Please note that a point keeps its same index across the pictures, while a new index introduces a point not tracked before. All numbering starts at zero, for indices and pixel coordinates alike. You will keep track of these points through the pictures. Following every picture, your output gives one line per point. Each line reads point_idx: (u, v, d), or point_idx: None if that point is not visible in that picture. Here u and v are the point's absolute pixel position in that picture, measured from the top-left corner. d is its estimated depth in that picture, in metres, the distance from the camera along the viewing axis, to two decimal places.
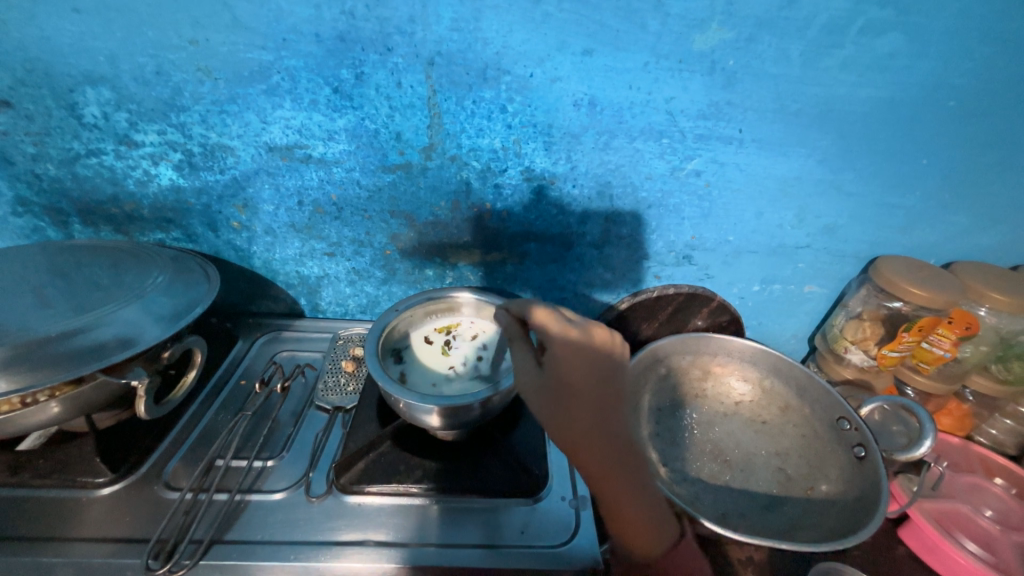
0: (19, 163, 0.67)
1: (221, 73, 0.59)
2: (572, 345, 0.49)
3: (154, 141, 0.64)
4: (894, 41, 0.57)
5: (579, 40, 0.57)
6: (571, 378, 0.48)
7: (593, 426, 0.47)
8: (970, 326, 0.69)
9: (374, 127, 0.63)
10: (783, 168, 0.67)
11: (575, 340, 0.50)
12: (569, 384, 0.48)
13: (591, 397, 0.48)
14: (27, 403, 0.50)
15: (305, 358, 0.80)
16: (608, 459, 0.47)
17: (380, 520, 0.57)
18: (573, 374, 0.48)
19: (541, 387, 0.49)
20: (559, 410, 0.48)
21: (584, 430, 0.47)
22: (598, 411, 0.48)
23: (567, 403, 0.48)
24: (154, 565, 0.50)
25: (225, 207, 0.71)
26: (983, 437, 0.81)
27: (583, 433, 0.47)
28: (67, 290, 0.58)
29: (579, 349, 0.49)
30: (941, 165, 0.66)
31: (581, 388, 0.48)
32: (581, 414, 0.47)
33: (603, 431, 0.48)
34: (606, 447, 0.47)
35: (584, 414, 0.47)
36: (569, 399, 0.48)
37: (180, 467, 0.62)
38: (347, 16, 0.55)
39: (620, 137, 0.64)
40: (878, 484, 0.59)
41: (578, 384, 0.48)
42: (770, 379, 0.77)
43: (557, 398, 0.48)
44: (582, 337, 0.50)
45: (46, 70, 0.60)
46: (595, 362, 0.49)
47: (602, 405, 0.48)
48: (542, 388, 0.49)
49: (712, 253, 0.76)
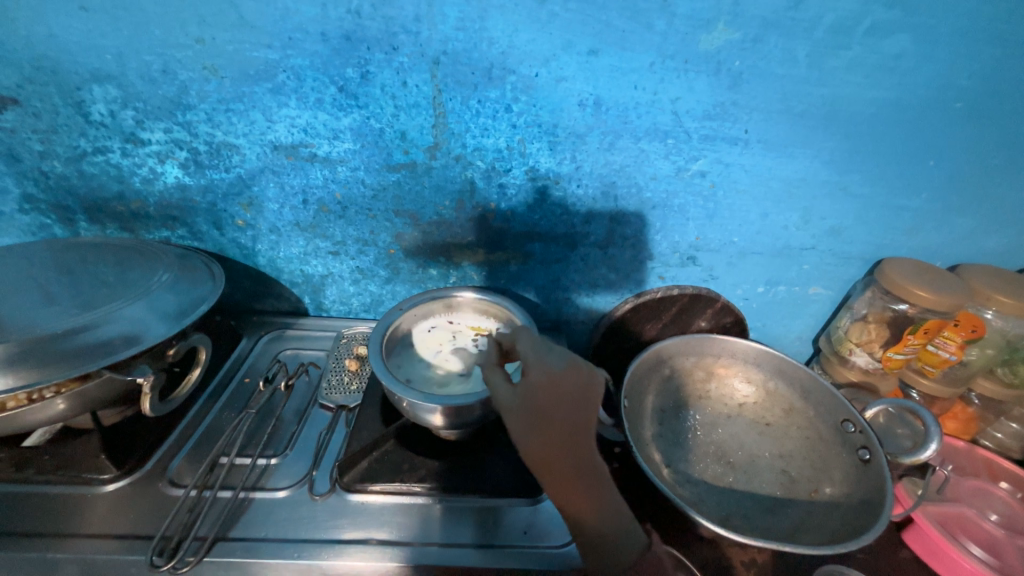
0: (26, 160, 0.67)
1: (227, 72, 0.59)
2: (550, 373, 0.49)
3: (160, 139, 0.65)
4: (902, 42, 0.56)
5: (584, 40, 0.57)
6: (546, 401, 0.48)
7: (562, 448, 0.47)
8: (977, 330, 0.69)
9: (378, 126, 0.63)
10: (788, 169, 0.66)
11: (551, 370, 0.49)
12: (542, 408, 0.48)
13: (563, 420, 0.48)
14: (33, 400, 0.50)
15: (308, 357, 0.80)
16: (576, 479, 0.47)
17: (384, 518, 0.57)
18: (547, 398, 0.48)
19: (513, 409, 0.48)
20: (531, 432, 0.47)
21: (552, 452, 0.47)
22: (569, 434, 0.48)
23: (539, 425, 0.47)
24: (158, 562, 0.51)
25: (229, 206, 0.71)
26: (988, 440, 0.81)
27: (552, 454, 0.47)
28: (73, 287, 0.58)
29: (555, 377, 0.49)
30: (949, 166, 0.66)
31: (554, 412, 0.48)
32: (552, 437, 0.47)
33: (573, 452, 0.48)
34: (573, 467, 0.48)
35: (556, 435, 0.47)
36: (541, 421, 0.47)
37: (184, 464, 0.62)
38: (352, 15, 0.55)
39: (625, 137, 0.63)
40: (883, 487, 0.59)
41: (552, 406, 0.48)
42: (774, 381, 0.77)
43: (528, 419, 0.47)
44: (560, 367, 0.49)
45: (53, 68, 0.60)
46: (570, 390, 0.49)
47: (574, 427, 0.48)
48: (515, 411, 0.48)
49: (717, 254, 0.75)
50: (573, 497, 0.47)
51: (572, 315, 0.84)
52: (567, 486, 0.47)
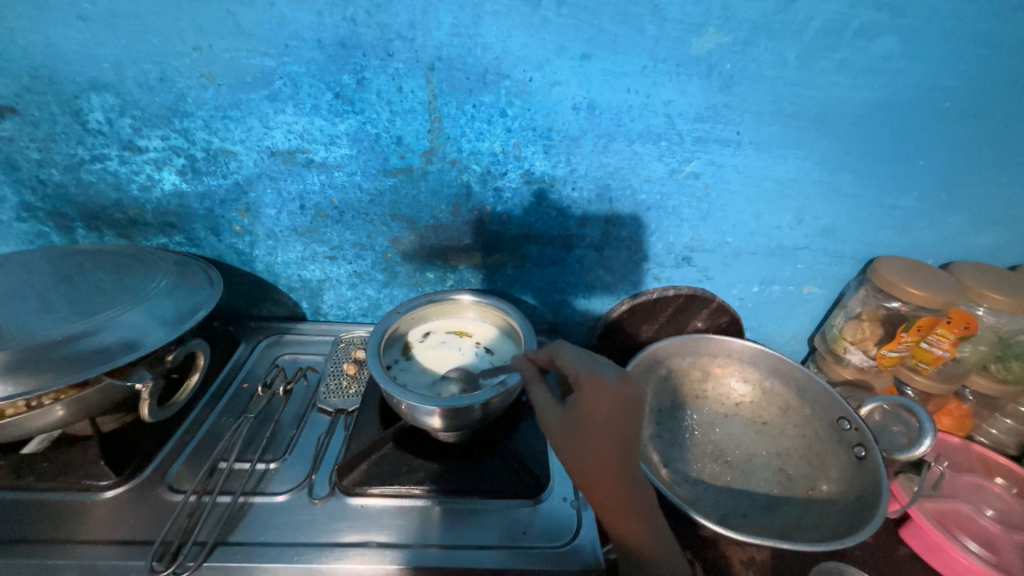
0: (24, 169, 0.68)
1: (224, 79, 0.60)
2: (603, 386, 0.52)
3: (157, 146, 0.65)
4: (890, 43, 0.57)
5: (578, 44, 0.57)
6: (591, 417, 0.51)
7: (610, 459, 0.51)
8: (970, 326, 0.70)
9: (374, 131, 0.63)
10: (781, 170, 0.67)
11: (608, 385, 0.52)
12: (599, 419, 0.51)
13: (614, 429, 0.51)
14: (32, 407, 0.50)
15: (307, 361, 0.80)
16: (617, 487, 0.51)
17: (383, 521, 0.57)
18: (602, 407, 0.51)
19: (565, 422, 0.51)
20: (576, 440, 0.51)
21: (602, 459, 0.51)
22: (618, 444, 0.51)
23: (592, 437, 0.51)
24: (158, 567, 0.51)
25: (227, 212, 0.71)
26: (984, 436, 0.82)
27: (600, 464, 0.51)
28: (72, 294, 0.58)
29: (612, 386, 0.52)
30: (938, 167, 0.67)
31: (610, 420, 0.51)
32: (602, 448, 0.51)
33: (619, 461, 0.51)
34: (615, 471, 0.51)
35: (602, 451, 0.51)
36: (592, 429, 0.51)
37: (183, 470, 0.62)
38: (348, 22, 0.56)
39: (619, 140, 0.64)
40: (879, 483, 0.60)
41: (596, 422, 0.51)
42: (770, 380, 0.78)
43: (582, 430, 0.51)
44: (613, 384, 0.52)
45: (52, 77, 0.60)
46: (622, 402, 0.52)
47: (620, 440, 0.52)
48: (565, 425, 0.51)
49: (712, 254, 0.76)
50: (616, 505, 0.50)
51: (569, 317, 0.84)
52: (611, 494, 0.50)
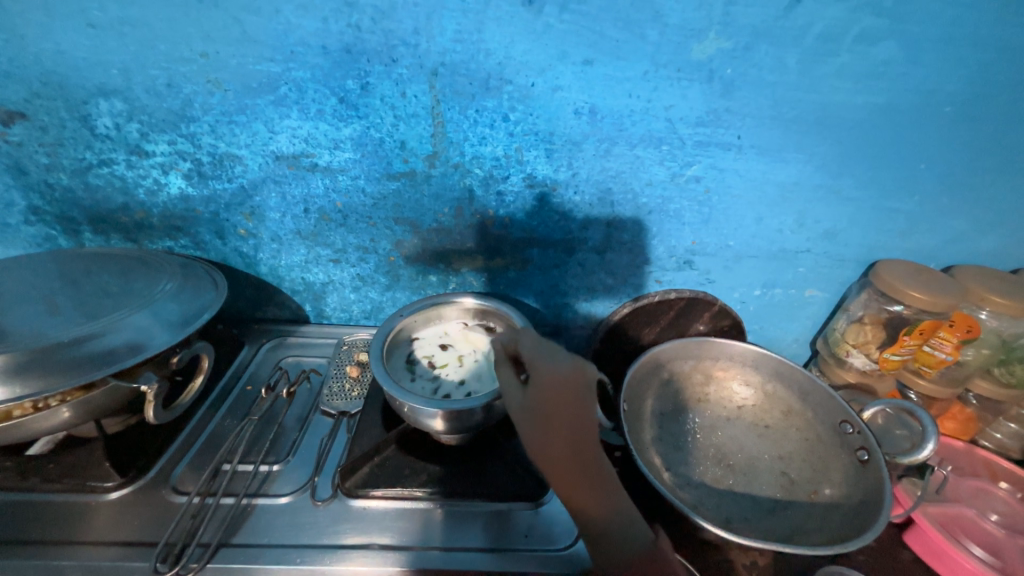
0: (33, 173, 0.69)
1: (231, 84, 0.61)
2: (558, 374, 0.49)
3: (164, 151, 0.66)
4: (889, 49, 0.58)
5: (579, 50, 0.58)
6: (551, 397, 0.49)
7: (572, 443, 0.48)
8: (972, 330, 0.70)
9: (378, 135, 0.64)
10: (782, 173, 0.67)
11: (562, 369, 0.50)
12: (557, 399, 0.48)
13: (572, 408, 0.49)
14: (39, 408, 0.51)
15: (310, 364, 0.81)
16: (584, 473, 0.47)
17: (385, 523, 0.57)
18: (558, 388, 0.49)
19: (524, 405, 0.49)
20: (535, 423, 0.48)
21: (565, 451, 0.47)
22: (578, 430, 0.48)
23: (551, 419, 0.48)
24: (162, 568, 0.51)
25: (232, 215, 0.72)
26: (988, 441, 0.81)
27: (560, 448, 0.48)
28: (78, 297, 0.59)
29: (565, 370, 0.50)
30: (940, 170, 0.67)
31: (568, 401, 0.49)
32: (567, 431, 0.48)
33: (580, 448, 0.48)
34: (579, 456, 0.48)
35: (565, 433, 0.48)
36: (558, 411, 0.48)
37: (187, 472, 0.62)
38: (353, 29, 0.57)
39: (621, 144, 0.65)
40: (881, 487, 0.60)
41: (557, 401, 0.48)
42: (773, 383, 0.78)
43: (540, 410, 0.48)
44: (574, 368, 0.50)
45: (61, 83, 0.61)
46: (576, 387, 0.49)
47: (579, 421, 0.49)
48: (530, 407, 0.49)
49: (714, 258, 0.76)
50: (580, 490, 0.47)
51: (571, 320, 0.85)
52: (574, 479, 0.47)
